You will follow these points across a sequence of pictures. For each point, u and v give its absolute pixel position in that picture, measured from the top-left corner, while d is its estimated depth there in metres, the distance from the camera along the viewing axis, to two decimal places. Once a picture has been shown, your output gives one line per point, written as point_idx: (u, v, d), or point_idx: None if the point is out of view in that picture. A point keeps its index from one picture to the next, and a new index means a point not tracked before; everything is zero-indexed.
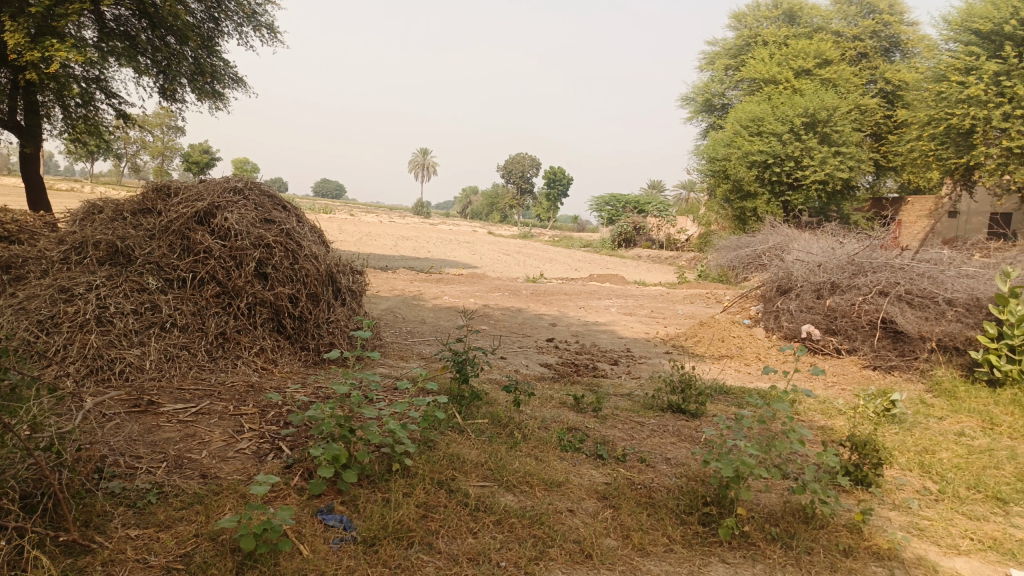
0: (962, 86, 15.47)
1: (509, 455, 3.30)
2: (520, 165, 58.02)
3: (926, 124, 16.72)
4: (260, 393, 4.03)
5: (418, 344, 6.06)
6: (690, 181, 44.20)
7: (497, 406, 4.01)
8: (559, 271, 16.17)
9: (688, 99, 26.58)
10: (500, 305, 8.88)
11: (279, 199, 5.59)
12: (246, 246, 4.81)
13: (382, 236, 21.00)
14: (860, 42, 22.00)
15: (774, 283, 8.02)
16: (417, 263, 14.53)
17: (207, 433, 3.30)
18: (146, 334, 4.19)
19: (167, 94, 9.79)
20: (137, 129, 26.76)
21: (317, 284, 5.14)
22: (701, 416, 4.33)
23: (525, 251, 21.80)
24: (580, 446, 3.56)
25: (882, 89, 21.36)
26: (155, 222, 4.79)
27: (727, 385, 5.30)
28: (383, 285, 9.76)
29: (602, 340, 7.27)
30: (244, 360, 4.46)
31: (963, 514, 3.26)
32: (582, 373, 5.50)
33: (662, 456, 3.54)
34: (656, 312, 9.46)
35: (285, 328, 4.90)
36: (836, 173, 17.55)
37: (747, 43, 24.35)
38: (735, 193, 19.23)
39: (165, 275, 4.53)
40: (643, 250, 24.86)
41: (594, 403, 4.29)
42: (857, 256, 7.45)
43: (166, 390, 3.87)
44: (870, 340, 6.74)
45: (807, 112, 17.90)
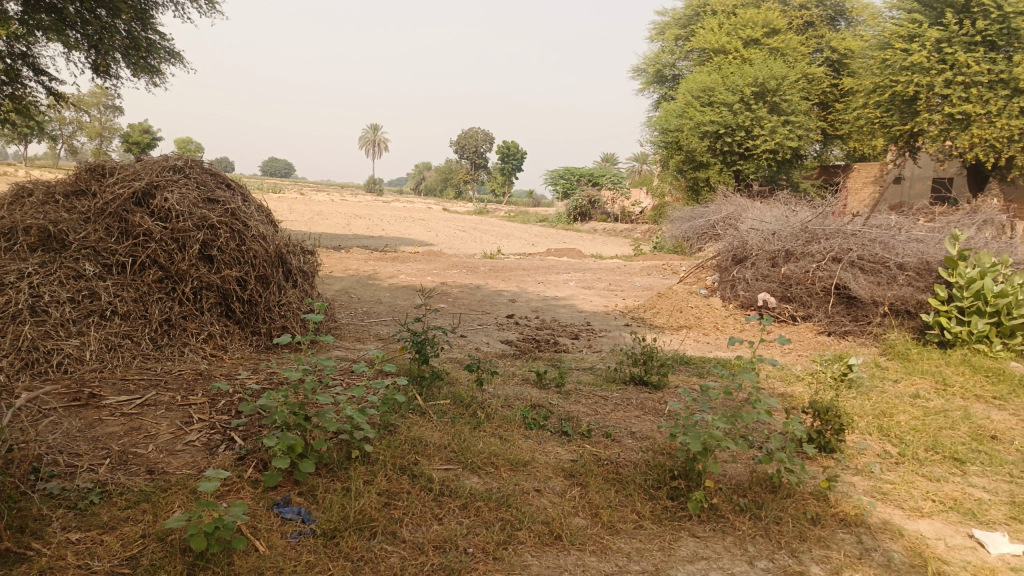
0: (905, 53, 15.72)
1: (474, 436, 3.22)
2: (472, 139, 57.46)
3: (872, 92, 16.97)
4: (210, 381, 3.86)
5: (375, 324, 5.92)
6: (643, 154, 44.43)
7: (458, 386, 3.92)
8: (516, 246, 16.07)
9: (639, 70, 26.53)
10: (457, 282, 8.76)
11: (222, 178, 5.36)
12: (188, 228, 4.59)
13: (334, 215, 20.58)
14: (806, 11, 22.17)
15: (729, 252, 8.06)
16: (371, 242, 14.26)
17: (153, 426, 3.13)
18: (85, 324, 3.98)
19: (101, 70, 9.32)
20: (71, 109, 25.62)
21: (266, 265, 4.94)
22: (664, 388, 4.30)
23: (480, 227, 21.64)
24: (545, 423, 3.50)
25: (828, 58, 21.62)
26: (90, 205, 4.54)
27: (688, 356, 5.30)
28: (336, 265, 9.53)
29: (562, 314, 7.22)
30: (191, 347, 4.27)
31: (923, 475, 3.30)
32: (543, 348, 5.44)
33: (628, 430, 3.49)
34: (614, 284, 9.44)
35: (234, 312, 4.71)
36: (786, 141, 17.75)
37: (696, 13, 24.36)
38: (688, 163, 19.33)
39: (103, 261, 4.30)
40: (599, 223, 24.92)
41: (557, 378, 4.23)
42: (811, 223, 7.46)
43: (108, 381, 3.68)
44: (825, 306, 6.82)
45: (756, 82, 18.02)
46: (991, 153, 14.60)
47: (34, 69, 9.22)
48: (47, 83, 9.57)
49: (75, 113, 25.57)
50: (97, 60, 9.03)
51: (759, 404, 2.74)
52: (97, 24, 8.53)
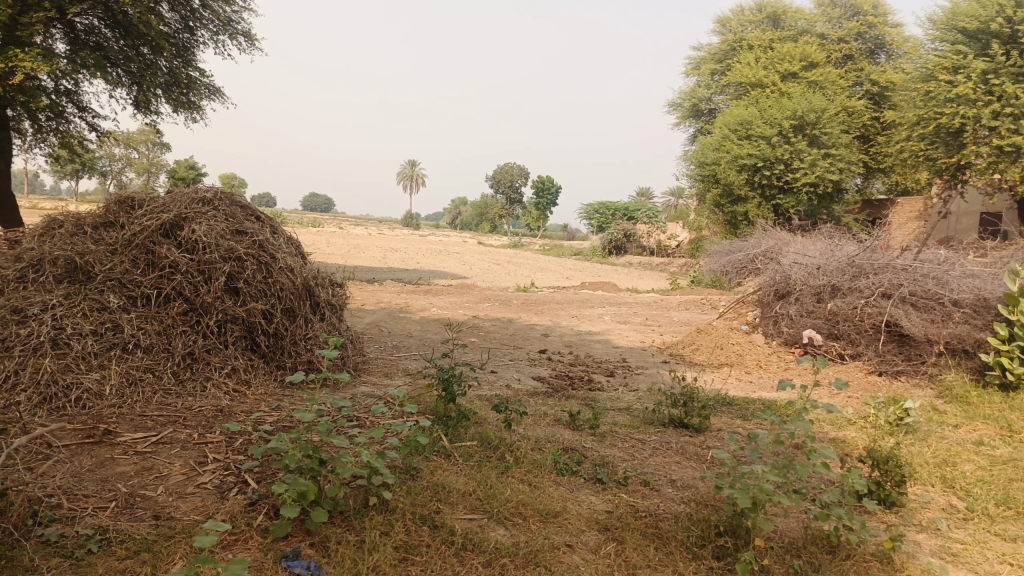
0: (950, 85, 15.32)
1: (502, 482, 3.02)
2: (508, 174, 57.85)
3: (915, 125, 16.57)
4: (229, 418, 3.71)
5: (404, 359, 5.76)
6: (679, 188, 44.36)
7: (487, 426, 3.72)
8: (551, 280, 15.91)
9: (675, 104, 26.43)
10: (490, 316, 8.59)
11: (252, 209, 5.30)
12: (214, 259, 4.50)
13: (370, 249, 20.67)
14: (844, 44, 21.90)
15: (771, 287, 7.77)
16: (405, 275, 14.23)
17: (166, 466, 2.98)
18: (107, 357, 3.89)
19: (142, 106, 9.47)
20: (120, 146, 26.37)
21: (293, 298, 4.83)
22: (706, 431, 4.05)
23: (515, 261, 21.55)
24: (578, 469, 3.27)
25: (868, 91, 21.26)
26: (117, 236, 4.49)
27: (731, 397, 5.03)
28: (368, 298, 9.44)
29: (597, 350, 6.99)
30: (214, 382, 4.14)
31: (996, 534, 2.99)
32: (577, 386, 5.21)
33: (667, 478, 3.25)
34: (650, 319, 9.19)
35: (259, 346, 4.59)
36: (827, 175, 17.39)
37: (732, 47, 24.24)
38: (725, 197, 19.04)
39: (128, 292, 4.23)
40: (634, 257, 24.65)
41: (590, 419, 4.01)
42: (857, 258, 7.18)
43: (126, 417, 3.56)
44: (875, 344, 6.49)
45: (795, 114, 17.74)
46: None
47: (77, 104, 9.39)
48: (90, 119, 9.76)
49: (125, 151, 26.36)
50: (139, 95, 9.18)
51: (816, 457, 2.49)
52: (139, 61, 8.67)
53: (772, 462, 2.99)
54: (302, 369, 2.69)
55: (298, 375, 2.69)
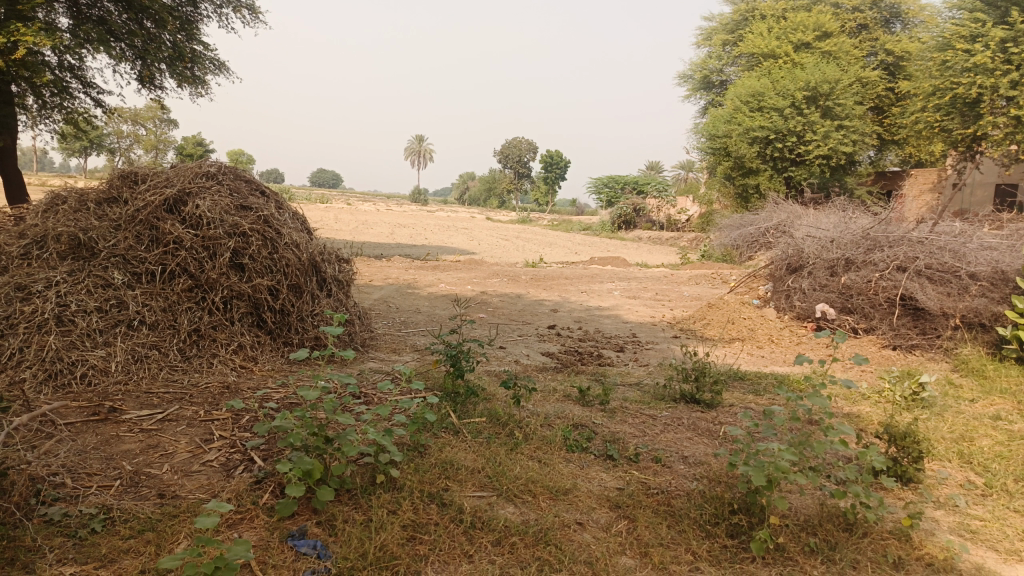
0: (967, 54, 14.99)
1: (511, 459, 2.97)
2: (516, 148, 57.48)
3: (931, 95, 16.27)
4: (236, 395, 3.68)
5: (412, 335, 5.72)
6: (689, 162, 43.99)
7: (496, 403, 3.67)
8: (560, 255, 15.81)
9: (686, 76, 26.05)
10: (498, 291, 8.52)
11: (256, 184, 5.23)
12: (219, 235, 4.45)
13: (378, 225, 20.58)
14: (859, 13, 21.46)
15: (783, 261, 7.67)
16: (413, 251, 14.18)
17: (171, 444, 2.95)
18: (112, 334, 3.86)
19: (147, 81, 9.38)
20: (128, 123, 26.28)
21: (299, 274, 4.77)
22: (718, 407, 3.99)
23: (523, 236, 21.46)
24: (588, 445, 3.22)
25: (882, 61, 20.88)
26: (121, 212, 4.43)
27: (743, 372, 4.96)
28: (376, 273, 9.39)
29: (606, 325, 6.93)
30: (220, 359, 4.11)
31: (1016, 511, 2.92)
32: (587, 362, 5.16)
33: (679, 454, 3.19)
34: (661, 294, 9.11)
35: (265, 322, 4.54)
36: (840, 146, 17.14)
37: (744, 17, 23.81)
38: (736, 170, 18.82)
39: (132, 269, 4.18)
40: (644, 232, 24.50)
41: (601, 395, 3.95)
42: (872, 230, 7.05)
43: (132, 394, 3.53)
44: (889, 318, 6.40)
45: (808, 85, 17.45)
46: None
47: (81, 80, 9.30)
48: (95, 95, 9.68)
49: (133, 127, 26.32)
50: (143, 71, 9.07)
51: (834, 435, 2.42)
52: (142, 35, 8.55)
53: (787, 438, 2.93)
54: (308, 347, 2.64)
55: (302, 352, 2.64)
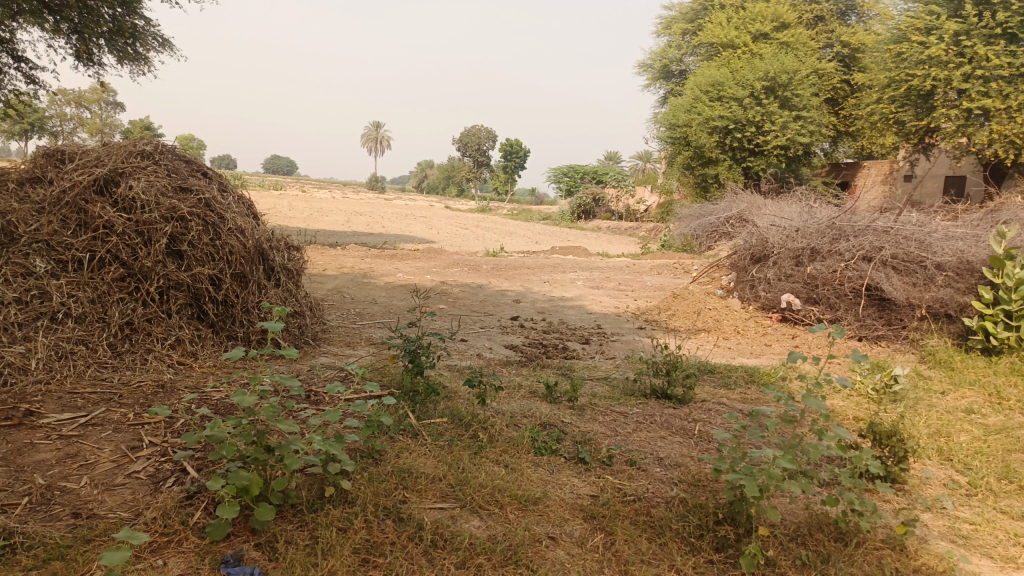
0: (922, 46, 15.14)
1: (475, 464, 2.73)
2: (475, 137, 57.00)
3: (886, 87, 16.43)
4: (172, 395, 3.36)
5: (367, 327, 5.43)
6: (647, 152, 44.44)
7: (457, 402, 3.41)
8: (520, 244, 15.56)
9: (645, 65, 25.99)
10: (458, 281, 8.25)
11: (198, 164, 4.85)
12: (154, 220, 4.07)
13: (333, 213, 20.03)
14: (816, 5, 21.64)
15: (748, 251, 7.56)
16: (369, 239, 13.77)
17: (93, 452, 2.63)
18: (33, 329, 3.51)
19: (83, 57, 8.84)
20: (70, 104, 25.12)
21: (244, 262, 4.41)
22: (690, 402, 3.81)
23: (482, 225, 21.14)
24: (558, 447, 2.99)
25: (838, 53, 21.09)
26: (45, 193, 4.03)
27: (713, 365, 4.81)
28: (330, 262, 9.02)
29: (570, 316, 6.72)
30: (156, 355, 3.78)
31: (1004, 512, 2.78)
32: (552, 355, 4.93)
33: (654, 456, 2.99)
34: (624, 284, 8.95)
35: (206, 315, 4.20)
36: (797, 137, 17.21)
37: (704, 7, 23.81)
38: (696, 160, 18.77)
39: (57, 256, 3.81)
40: (603, 221, 24.38)
41: (569, 391, 3.72)
42: (837, 220, 6.97)
43: (54, 395, 3.18)
44: (855, 309, 6.32)
45: (767, 76, 17.51)
46: (1010, 149, 14.10)
47: (12, 54, 8.72)
48: (27, 71, 9.09)
49: (75, 110, 25.15)
50: (80, 45, 8.55)
51: (833, 440, 2.23)
52: (79, 8, 8.04)
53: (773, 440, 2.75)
54: (245, 344, 2.36)
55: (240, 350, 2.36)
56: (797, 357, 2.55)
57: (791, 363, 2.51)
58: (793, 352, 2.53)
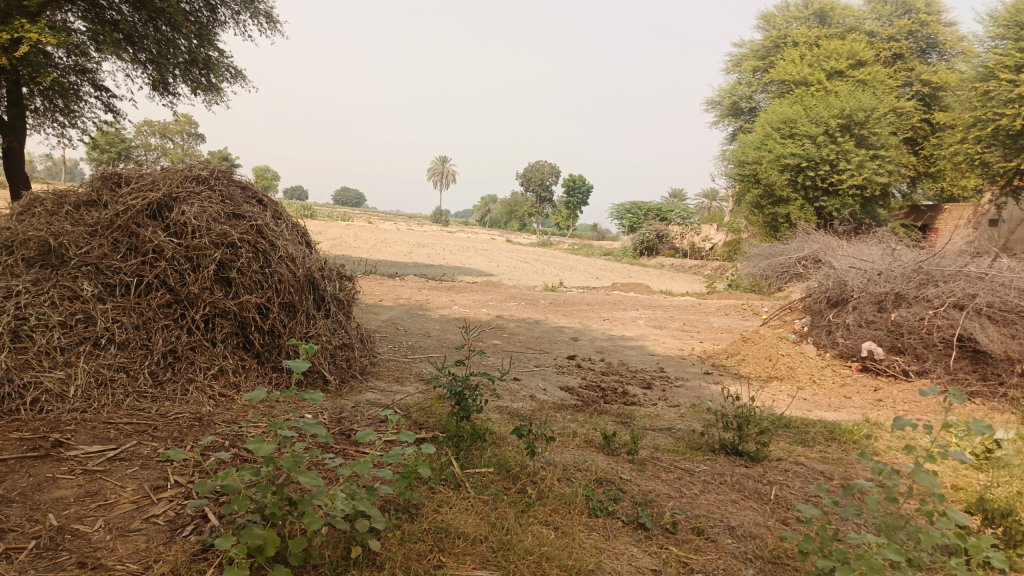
0: (1011, 84, 14.35)
1: (522, 526, 2.45)
2: (539, 172, 57.31)
3: (971, 126, 15.62)
4: (207, 429, 3.19)
5: (418, 362, 5.24)
6: (713, 191, 43.97)
7: (506, 450, 3.15)
8: (581, 280, 15.28)
9: (714, 102, 25.58)
10: (516, 316, 8.03)
11: (253, 191, 4.78)
12: (204, 246, 3.97)
13: (396, 244, 20.20)
14: (894, 42, 20.94)
15: (824, 294, 7.12)
16: (429, 271, 13.72)
17: (114, 491, 2.45)
18: (75, 353, 3.41)
19: (160, 86, 9.11)
20: (154, 135, 26.29)
21: (293, 291, 4.27)
22: (763, 461, 3.46)
23: (543, 259, 20.97)
24: (615, 509, 2.68)
25: (918, 92, 20.28)
26: (99, 216, 3.99)
27: (787, 418, 4.42)
28: (387, 293, 8.94)
29: (631, 357, 6.39)
30: (197, 385, 3.63)
31: None
32: (610, 399, 4.62)
33: (724, 524, 2.65)
34: (688, 324, 8.57)
35: (252, 344, 4.05)
36: (874, 177, 16.48)
37: (775, 44, 23.34)
38: (766, 198, 18.20)
39: (105, 280, 3.73)
40: (666, 259, 23.89)
41: (629, 443, 3.41)
42: (924, 263, 6.49)
43: (87, 425, 3.05)
44: (944, 360, 5.78)
45: (842, 113, 16.89)
46: None
47: (95, 84, 9.04)
48: (108, 100, 9.42)
49: (160, 142, 26.33)
50: (156, 75, 8.81)
51: (947, 527, 1.84)
52: (156, 39, 8.25)
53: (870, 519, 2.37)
54: (303, 365, 2.24)
55: (294, 371, 2.24)
56: (908, 425, 2.22)
57: (899, 432, 2.21)
58: (902, 420, 2.22)
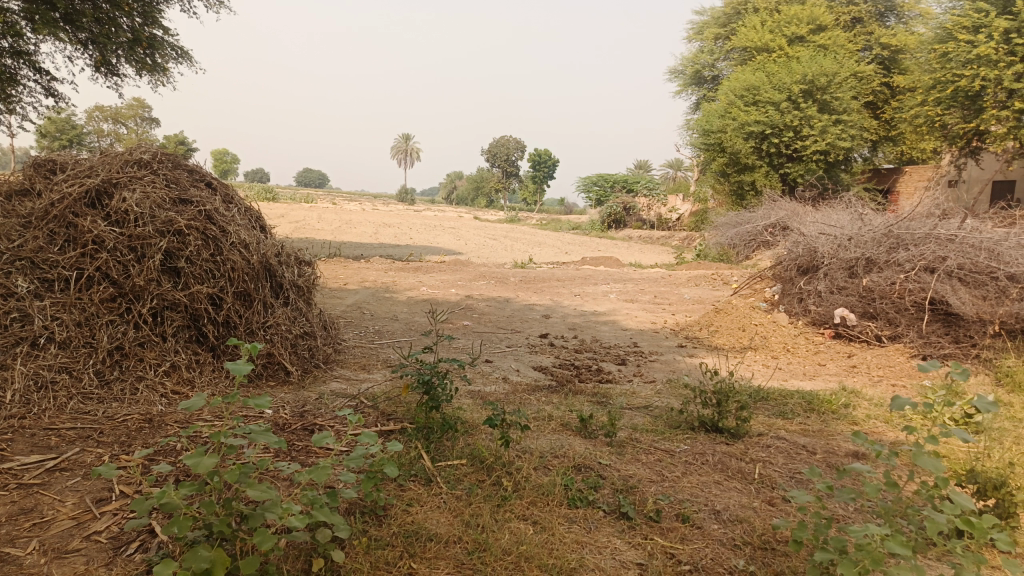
0: (970, 45, 14.37)
1: (498, 522, 2.31)
2: (504, 147, 56.86)
3: (931, 88, 15.67)
4: (158, 430, 2.97)
5: (385, 348, 5.05)
6: (677, 161, 44.21)
7: (479, 439, 2.99)
8: (550, 255, 15.16)
9: (677, 71, 25.41)
10: (485, 295, 7.85)
11: (202, 175, 4.50)
12: (149, 234, 3.72)
13: (361, 224, 19.81)
14: (853, 6, 20.92)
15: (794, 262, 7.05)
16: (395, 251, 13.45)
17: (51, 507, 2.25)
18: (10, 355, 3.17)
19: (103, 67, 8.63)
20: (107, 121, 25.36)
21: (248, 279, 4.03)
22: (744, 437, 3.36)
23: (512, 235, 20.79)
24: (595, 498, 2.55)
25: (878, 56, 20.34)
26: (33, 206, 3.71)
27: (764, 390, 4.34)
28: (352, 276, 8.68)
29: (604, 333, 6.26)
30: (148, 384, 3.41)
31: None
32: (585, 377, 4.50)
33: (709, 508, 2.53)
34: (659, 297, 8.48)
35: (206, 337, 3.82)
36: (837, 142, 16.53)
37: (736, 11, 23.23)
38: (731, 166, 18.16)
39: (41, 275, 3.48)
40: (634, 230, 23.86)
41: (606, 425, 3.28)
42: (894, 227, 6.44)
43: (25, 432, 2.82)
44: (917, 324, 5.76)
45: (805, 78, 16.89)
46: None
47: (33, 67, 8.53)
48: (49, 83, 8.92)
49: (112, 127, 25.30)
50: (97, 56, 8.34)
51: (952, 512, 1.74)
52: (96, 17, 7.77)
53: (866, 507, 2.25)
54: (247, 365, 1.86)
55: (237, 373, 1.84)
56: (907, 404, 2.05)
57: (899, 410, 2.03)
58: (900, 398, 2.05)
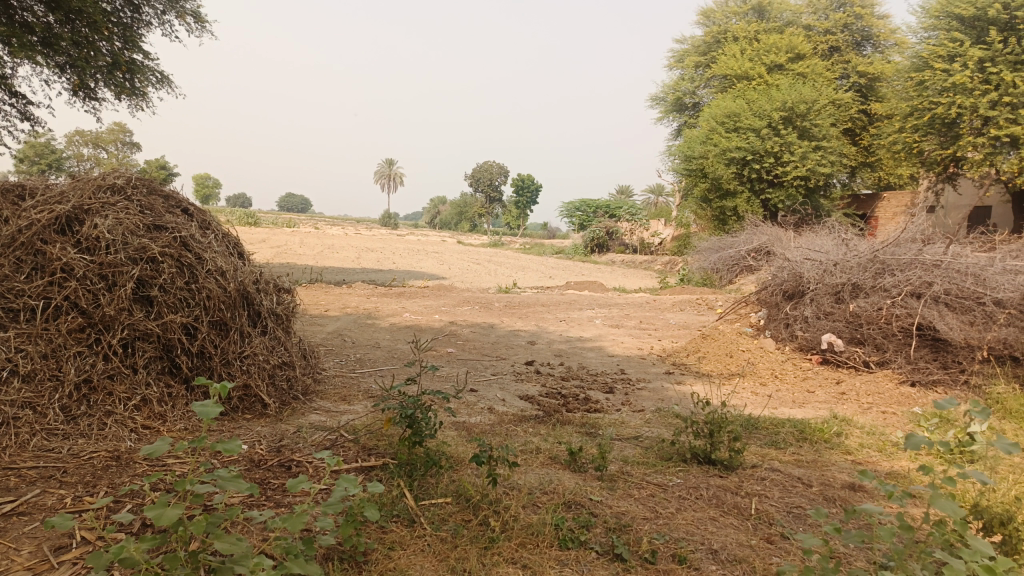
0: (946, 73, 14.62)
1: (485, 567, 2.19)
2: (488, 173, 57.17)
3: (908, 115, 15.90)
4: (126, 469, 2.82)
5: (367, 377, 4.92)
6: (659, 187, 44.60)
7: (464, 475, 2.87)
8: (533, 280, 15.08)
9: (658, 98, 25.65)
10: (469, 321, 7.73)
11: (177, 200, 4.37)
12: (121, 262, 3.58)
13: (343, 249, 19.65)
14: (830, 35, 21.28)
15: (779, 287, 7.01)
16: (377, 276, 13.30)
17: (5, 557, 2.09)
18: None
19: (80, 91, 8.48)
20: (85, 145, 25.06)
21: (224, 308, 3.89)
22: (738, 469, 3.26)
23: (495, 260, 20.70)
24: (587, 538, 2.43)
25: (854, 83, 20.68)
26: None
27: (755, 419, 4.25)
28: (333, 302, 8.53)
29: (590, 360, 6.17)
30: (117, 419, 3.26)
31: None
32: (572, 407, 4.38)
33: (706, 548, 2.42)
34: (645, 322, 8.40)
35: (180, 369, 3.67)
36: (817, 168, 16.70)
37: (716, 39, 23.56)
38: (714, 192, 18.26)
39: (6, 305, 3.32)
40: (617, 255, 23.90)
41: (597, 458, 3.17)
42: (880, 252, 6.42)
43: None
44: (905, 350, 5.72)
45: (785, 105, 17.10)
46: None
47: (8, 90, 8.36)
48: (24, 106, 8.75)
49: (92, 151, 24.98)
50: (75, 80, 8.20)
51: (974, 559, 1.66)
52: (74, 41, 7.65)
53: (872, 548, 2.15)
54: (215, 407, 1.78)
55: (204, 417, 1.76)
56: (922, 443, 1.99)
57: (915, 450, 1.97)
58: (916, 437, 1.98)
